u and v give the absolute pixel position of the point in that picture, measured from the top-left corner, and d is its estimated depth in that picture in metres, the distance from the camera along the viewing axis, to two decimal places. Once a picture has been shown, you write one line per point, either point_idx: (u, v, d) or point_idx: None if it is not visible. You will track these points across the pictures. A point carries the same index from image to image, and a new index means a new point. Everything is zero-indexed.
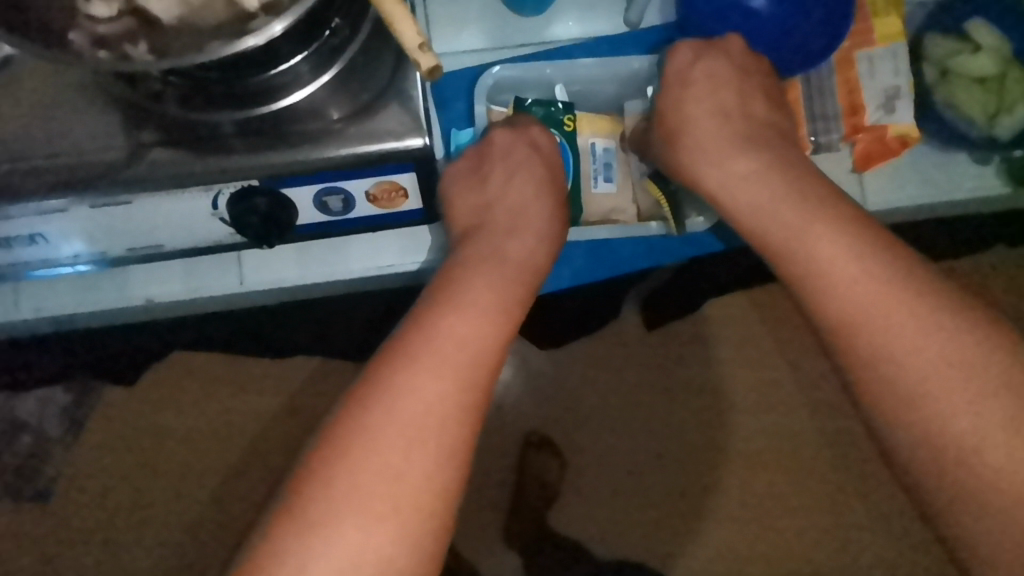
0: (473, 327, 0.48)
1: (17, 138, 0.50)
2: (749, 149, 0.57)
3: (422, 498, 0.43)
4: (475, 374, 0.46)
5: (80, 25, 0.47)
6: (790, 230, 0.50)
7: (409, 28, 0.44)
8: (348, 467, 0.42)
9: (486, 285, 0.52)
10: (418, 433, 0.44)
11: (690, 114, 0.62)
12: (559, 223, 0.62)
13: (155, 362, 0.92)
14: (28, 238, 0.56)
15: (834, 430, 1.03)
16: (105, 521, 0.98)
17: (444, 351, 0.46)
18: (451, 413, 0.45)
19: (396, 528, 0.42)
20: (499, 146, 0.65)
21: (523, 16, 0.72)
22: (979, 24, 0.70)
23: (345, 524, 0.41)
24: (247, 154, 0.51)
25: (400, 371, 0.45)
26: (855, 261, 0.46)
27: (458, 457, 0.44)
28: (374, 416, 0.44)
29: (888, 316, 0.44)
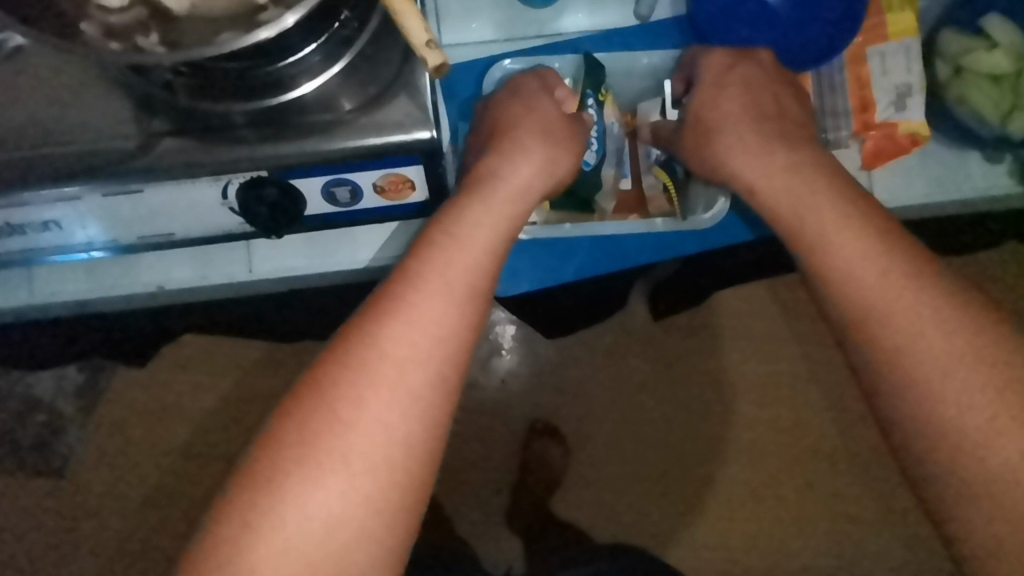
0: (438, 272, 0.46)
1: (29, 124, 0.51)
2: (762, 142, 0.56)
3: (382, 456, 0.41)
4: (437, 321, 0.44)
5: (91, 17, 0.47)
6: (811, 225, 0.50)
7: (417, 25, 0.44)
8: (297, 421, 0.41)
9: (461, 230, 0.50)
10: (370, 383, 0.42)
11: (703, 109, 0.61)
12: (569, 158, 0.59)
13: (165, 343, 0.93)
14: (42, 225, 0.57)
15: (839, 425, 1.03)
16: (113, 502, 0.99)
17: (405, 299, 0.45)
18: (409, 361, 0.43)
19: (347, 482, 0.40)
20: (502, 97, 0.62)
21: (534, 8, 0.71)
22: (995, 20, 0.68)
23: (292, 478, 0.40)
24: (257, 146, 0.51)
25: (367, 323, 0.44)
26: (865, 257, 0.46)
27: (418, 409, 0.42)
28: (328, 367, 0.43)
29: (899, 313, 0.44)
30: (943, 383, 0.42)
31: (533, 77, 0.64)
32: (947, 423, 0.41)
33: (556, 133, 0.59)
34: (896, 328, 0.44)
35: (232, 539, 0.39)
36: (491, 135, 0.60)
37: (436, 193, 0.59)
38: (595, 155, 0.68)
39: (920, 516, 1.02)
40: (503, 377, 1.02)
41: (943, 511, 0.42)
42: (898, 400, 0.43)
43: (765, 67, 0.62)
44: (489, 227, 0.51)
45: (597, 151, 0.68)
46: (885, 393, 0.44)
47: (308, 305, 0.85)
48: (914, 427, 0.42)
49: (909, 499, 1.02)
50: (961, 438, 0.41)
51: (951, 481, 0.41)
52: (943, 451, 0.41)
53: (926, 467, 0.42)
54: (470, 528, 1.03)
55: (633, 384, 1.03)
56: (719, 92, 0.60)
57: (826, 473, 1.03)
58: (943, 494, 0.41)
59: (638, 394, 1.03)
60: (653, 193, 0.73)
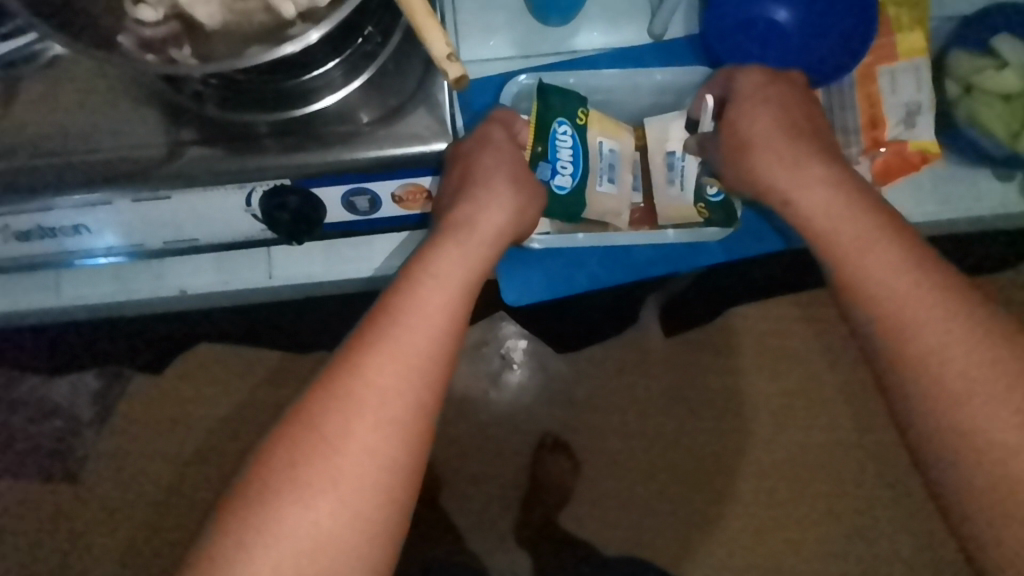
0: (420, 304, 0.47)
1: (61, 133, 0.52)
2: (795, 156, 0.56)
3: (368, 477, 0.42)
4: (419, 350, 0.45)
5: (128, 29, 0.49)
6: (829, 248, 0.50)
7: (438, 38, 0.44)
8: (287, 449, 0.42)
9: (445, 264, 0.51)
10: (356, 409, 0.43)
11: (745, 116, 0.60)
12: (528, 201, 0.59)
13: (180, 352, 0.94)
14: (72, 229, 0.58)
15: (852, 448, 1.03)
16: (130, 507, 1.00)
17: (389, 328, 0.46)
18: (392, 387, 0.44)
19: (336, 503, 0.41)
20: (470, 140, 0.59)
21: (549, 26, 0.72)
22: (1006, 39, 0.70)
23: (284, 501, 0.41)
24: (281, 154, 0.52)
25: (353, 353, 0.45)
26: (895, 268, 0.46)
27: (403, 433, 0.43)
28: (316, 395, 0.44)
29: (922, 324, 0.44)
30: (967, 387, 0.41)
31: (497, 125, 0.63)
32: (963, 430, 0.41)
33: (522, 179, 0.60)
34: (923, 334, 0.43)
35: (229, 561, 0.40)
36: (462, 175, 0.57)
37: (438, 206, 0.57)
38: (571, 178, 0.67)
39: (931, 537, 1.02)
40: (513, 393, 1.03)
41: (959, 517, 0.41)
42: (919, 404, 0.43)
43: (786, 80, 0.63)
44: (470, 261, 0.52)
45: (573, 174, 0.67)
46: (904, 398, 0.44)
47: (323, 316, 0.87)
48: (936, 432, 0.42)
49: (917, 520, 1.02)
50: (981, 449, 0.40)
51: (973, 486, 0.40)
52: (968, 454, 0.41)
53: (947, 472, 0.42)
54: (478, 540, 1.03)
55: (644, 400, 1.03)
56: (756, 101, 0.60)
57: (835, 492, 1.02)
58: (962, 497, 0.41)
59: (649, 409, 1.03)
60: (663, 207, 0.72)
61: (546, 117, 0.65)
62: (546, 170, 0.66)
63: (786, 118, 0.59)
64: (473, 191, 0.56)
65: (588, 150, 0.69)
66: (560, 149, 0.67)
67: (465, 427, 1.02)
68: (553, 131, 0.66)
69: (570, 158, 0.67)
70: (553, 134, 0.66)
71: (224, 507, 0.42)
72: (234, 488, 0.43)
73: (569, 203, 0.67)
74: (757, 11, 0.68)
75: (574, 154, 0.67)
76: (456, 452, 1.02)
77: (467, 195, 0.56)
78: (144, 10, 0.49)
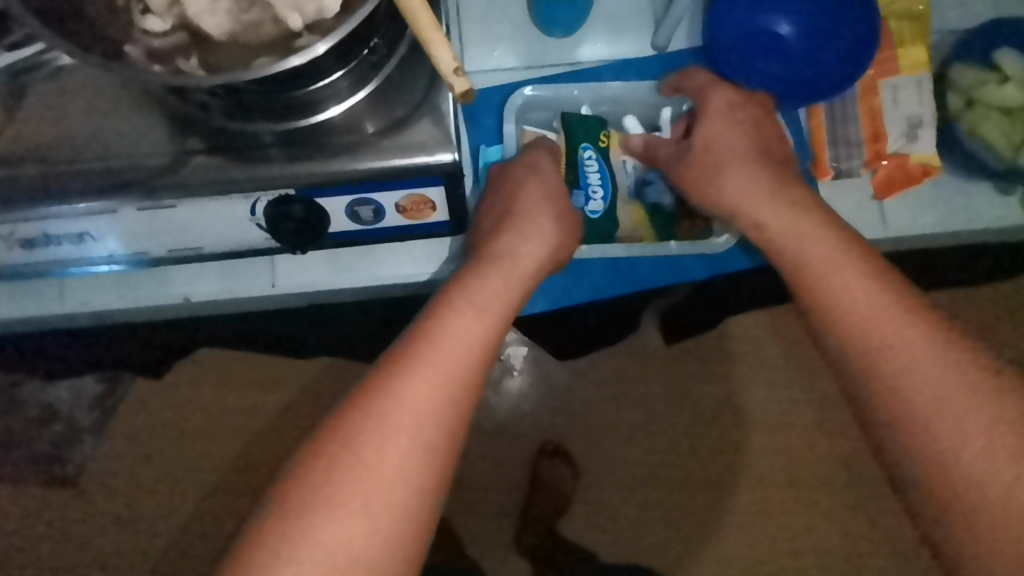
0: (457, 327, 0.48)
1: (65, 141, 0.53)
2: (767, 183, 0.57)
3: (400, 497, 0.42)
4: (456, 373, 0.46)
5: (136, 39, 0.49)
6: (821, 269, 0.50)
7: (445, 54, 0.44)
8: (321, 465, 0.42)
9: (480, 287, 0.51)
10: (393, 428, 0.43)
11: (716, 136, 0.61)
12: (564, 227, 0.60)
13: (181, 357, 0.94)
14: (75, 236, 0.58)
15: (850, 458, 1.03)
16: (128, 510, 1.01)
17: (427, 349, 0.46)
18: (429, 408, 0.44)
19: (369, 522, 0.41)
20: (518, 169, 0.63)
21: (553, 38, 0.73)
22: (1007, 54, 0.70)
23: (318, 518, 0.41)
24: (287, 164, 0.53)
25: (390, 371, 0.45)
26: (869, 293, 0.47)
27: (436, 454, 0.43)
28: (354, 412, 0.44)
29: (899, 344, 0.44)
30: (941, 403, 0.42)
31: (543, 153, 0.65)
32: (941, 452, 0.41)
33: (559, 207, 0.61)
34: (895, 356, 0.44)
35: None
36: (504, 204, 0.60)
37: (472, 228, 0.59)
38: (603, 202, 0.72)
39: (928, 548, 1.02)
40: (513, 401, 1.03)
41: (938, 532, 0.41)
42: (895, 420, 0.43)
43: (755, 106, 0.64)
44: (506, 286, 0.53)
45: (604, 198, 0.72)
46: (879, 413, 0.44)
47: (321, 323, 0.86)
48: (907, 446, 0.42)
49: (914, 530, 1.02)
50: (957, 472, 0.40)
51: (951, 508, 0.40)
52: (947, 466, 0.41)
53: (936, 491, 0.41)
54: (476, 547, 1.03)
55: (643, 408, 1.03)
56: (729, 123, 0.62)
57: (833, 502, 1.03)
58: (941, 510, 0.41)
59: (649, 416, 1.03)
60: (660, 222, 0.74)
61: (571, 146, 0.70)
62: (580, 198, 0.70)
63: (755, 142, 0.60)
64: (513, 222, 0.58)
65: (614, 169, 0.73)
66: (588, 174, 0.71)
67: (465, 434, 1.02)
68: (578, 157, 0.70)
69: (600, 181, 0.71)
70: (580, 162, 0.71)
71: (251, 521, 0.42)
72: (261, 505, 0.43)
73: (603, 225, 0.72)
74: (760, 24, 0.70)
75: (603, 177, 0.71)
76: (455, 458, 1.02)
77: (510, 225, 0.58)
78: (152, 22, 0.50)
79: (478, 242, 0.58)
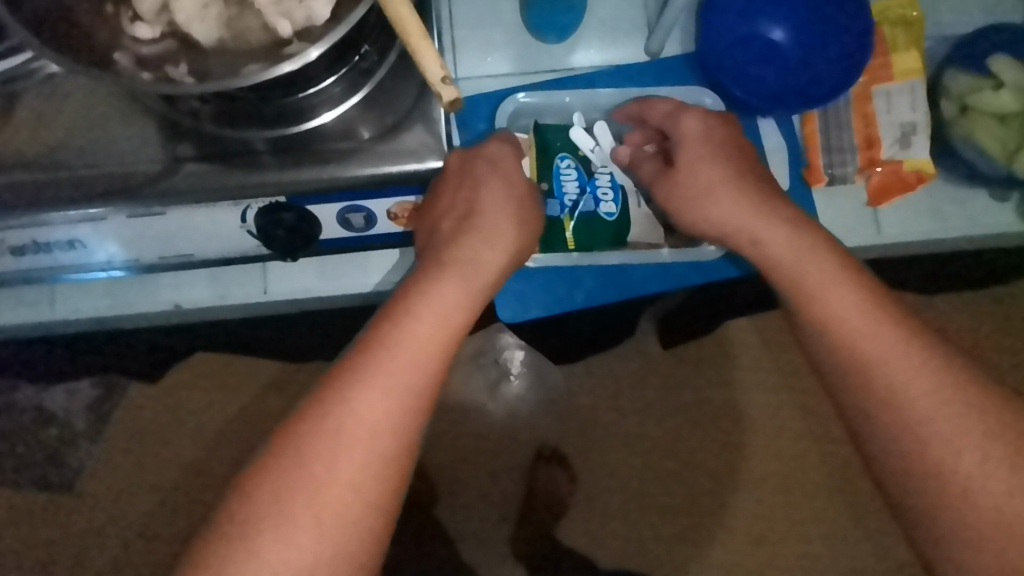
0: (410, 337, 0.46)
1: (55, 148, 0.52)
2: (755, 201, 0.53)
3: (348, 514, 0.42)
4: (407, 387, 0.45)
5: (126, 46, 0.49)
6: (816, 286, 0.48)
7: (433, 62, 0.44)
8: (272, 479, 0.42)
9: (438, 294, 0.49)
10: (342, 443, 0.43)
11: (694, 165, 0.57)
12: (527, 231, 0.56)
13: (174, 363, 0.93)
14: (67, 244, 0.58)
15: (849, 463, 1.03)
16: (122, 517, 0.99)
17: (378, 361, 0.45)
18: (378, 423, 0.43)
19: (315, 539, 0.41)
20: (481, 163, 0.57)
21: (546, 43, 0.73)
22: (1001, 62, 0.70)
23: (266, 534, 0.41)
24: (278, 170, 0.52)
25: (341, 383, 0.44)
26: (867, 312, 0.46)
27: (386, 469, 0.43)
28: (303, 427, 0.43)
29: (899, 360, 0.44)
30: (936, 413, 0.43)
31: (506, 146, 0.60)
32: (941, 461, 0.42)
33: (524, 207, 0.57)
34: (895, 372, 0.44)
35: None
36: (465, 203, 0.55)
37: (433, 225, 0.55)
38: (614, 204, 0.71)
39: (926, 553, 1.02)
40: (510, 402, 1.03)
41: (927, 535, 0.43)
42: (892, 429, 0.43)
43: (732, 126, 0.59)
44: (467, 291, 0.50)
45: (614, 200, 0.71)
46: (874, 423, 0.44)
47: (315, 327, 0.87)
48: (906, 461, 0.43)
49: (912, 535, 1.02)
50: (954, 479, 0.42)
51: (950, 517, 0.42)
52: (938, 473, 0.42)
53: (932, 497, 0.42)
54: (473, 553, 1.02)
55: (641, 412, 1.03)
56: (705, 150, 0.57)
57: (831, 507, 1.02)
58: (933, 514, 0.42)
59: (646, 421, 1.03)
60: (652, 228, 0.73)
61: (550, 153, 0.71)
62: (554, 207, 0.70)
63: (736, 166, 0.56)
64: (475, 223, 0.54)
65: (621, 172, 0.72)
66: (599, 177, 0.71)
67: (461, 439, 1.02)
68: (554, 165, 0.70)
69: (609, 184, 0.71)
70: (558, 170, 0.70)
71: (208, 528, 0.42)
72: (219, 511, 0.43)
73: (616, 229, 0.71)
74: (753, 30, 0.70)
75: (612, 180, 0.71)
76: (452, 463, 1.02)
77: (472, 227, 0.54)
78: (142, 29, 0.50)
79: (432, 240, 0.54)
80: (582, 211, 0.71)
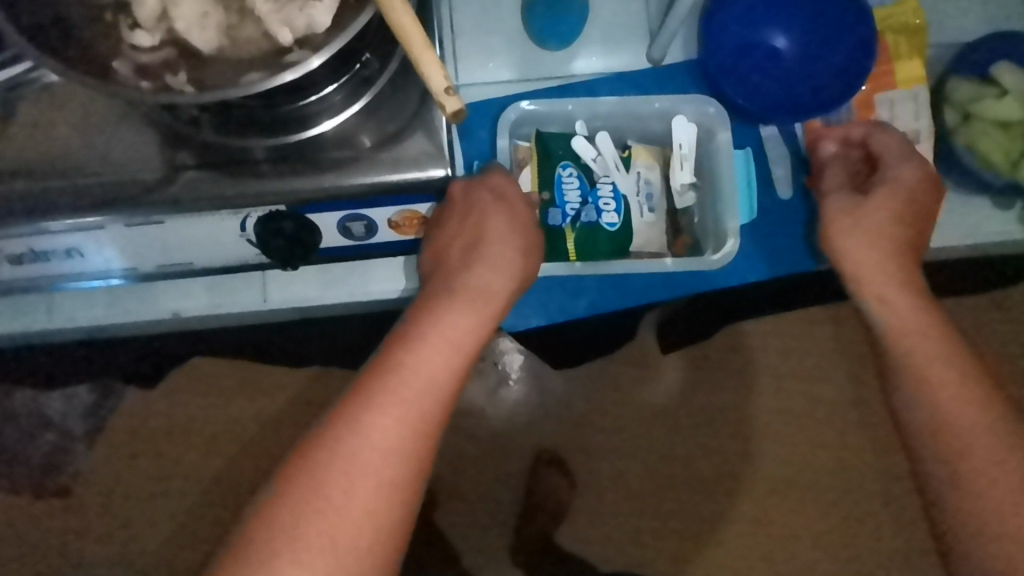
0: (422, 362, 0.47)
1: (54, 156, 0.52)
2: (889, 256, 0.57)
3: (364, 537, 0.42)
4: (421, 410, 0.45)
5: (124, 54, 0.48)
6: (914, 340, 0.53)
7: (435, 72, 0.44)
8: (288, 505, 0.42)
9: (450, 320, 0.50)
10: (357, 468, 0.43)
11: (866, 214, 0.60)
12: (532, 258, 0.58)
13: (175, 366, 0.92)
14: (65, 252, 0.58)
15: (850, 469, 1.02)
16: (115, 525, 0.96)
17: (392, 386, 0.45)
18: (393, 447, 0.44)
19: (332, 562, 0.41)
20: (483, 193, 0.58)
21: (548, 50, 0.72)
22: (1004, 68, 0.69)
23: (282, 559, 0.40)
24: (278, 179, 0.52)
25: (355, 407, 0.44)
26: (942, 363, 0.51)
27: (400, 492, 0.43)
28: (318, 452, 0.43)
29: (965, 413, 0.49)
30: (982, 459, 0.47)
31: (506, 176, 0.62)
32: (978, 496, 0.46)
33: (529, 235, 0.58)
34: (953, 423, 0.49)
35: None
36: (469, 233, 0.56)
37: (437, 256, 0.57)
38: (617, 214, 0.70)
39: (927, 556, 1.02)
40: (510, 407, 1.01)
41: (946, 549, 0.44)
42: None
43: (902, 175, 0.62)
44: (475, 317, 0.51)
45: (617, 210, 0.70)
46: None
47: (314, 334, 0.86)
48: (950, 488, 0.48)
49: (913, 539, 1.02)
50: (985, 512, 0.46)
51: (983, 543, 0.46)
52: (982, 483, 0.47)
53: None
54: (475, 558, 1.01)
55: (642, 417, 1.03)
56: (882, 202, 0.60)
57: (833, 510, 1.02)
58: None
59: (648, 425, 1.03)
60: (657, 239, 0.72)
61: (551, 162, 0.70)
62: (556, 215, 0.70)
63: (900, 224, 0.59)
64: (482, 251, 0.56)
65: (624, 182, 0.72)
66: (601, 187, 0.71)
67: (462, 443, 1.01)
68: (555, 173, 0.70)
69: (612, 196, 0.71)
70: (559, 180, 0.70)
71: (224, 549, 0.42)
72: (233, 536, 0.42)
73: (619, 239, 0.70)
74: (755, 38, 0.71)
75: (614, 190, 0.71)
76: (453, 467, 1.01)
77: (479, 255, 0.55)
78: (141, 36, 0.49)
79: (441, 271, 0.55)
80: (584, 222, 0.70)
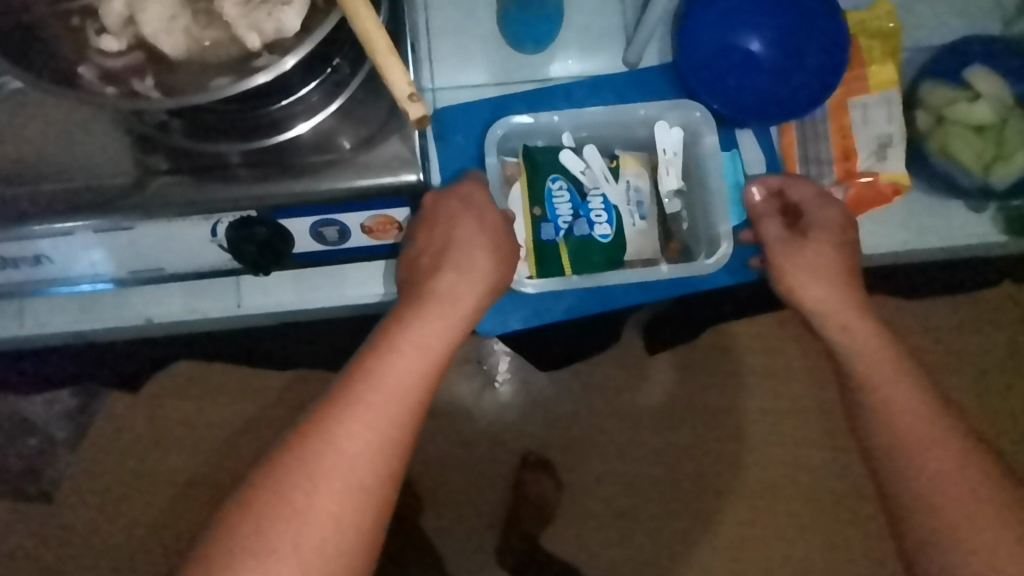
0: (392, 369, 0.46)
1: (23, 162, 0.51)
2: (843, 292, 0.58)
3: (329, 542, 0.41)
4: (389, 417, 0.45)
5: (90, 59, 0.48)
6: (876, 372, 0.53)
7: (399, 78, 0.43)
8: (254, 512, 0.42)
9: (422, 327, 0.49)
10: (324, 474, 0.42)
11: (811, 253, 0.60)
12: (504, 265, 0.57)
13: (158, 370, 0.92)
14: (34, 259, 0.57)
15: (833, 470, 1.03)
16: (97, 531, 0.96)
17: (361, 394, 0.45)
18: (360, 453, 0.43)
19: (297, 568, 0.41)
20: (452, 203, 0.58)
21: (524, 54, 0.72)
22: (979, 73, 0.71)
23: (246, 565, 0.40)
24: (251, 183, 0.52)
25: (323, 414, 0.44)
26: (905, 393, 0.51)
27: (368, 498, 0.43)
28: (285, 459, 0.43)
29: (931, 437, 0.49)
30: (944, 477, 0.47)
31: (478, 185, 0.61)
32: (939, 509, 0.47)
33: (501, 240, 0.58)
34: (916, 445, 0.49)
35: None
36: (441, 240, 0.56)
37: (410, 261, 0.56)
38: (608, 225, 0.71)
39: None
40: (496, 409, 1.01)
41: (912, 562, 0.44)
42: None
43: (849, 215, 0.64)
44: (446, 324, 0.51)
45: (608, 221, 0.71)
46: None
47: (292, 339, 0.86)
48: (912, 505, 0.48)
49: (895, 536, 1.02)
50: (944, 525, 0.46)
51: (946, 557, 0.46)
52: (946, 497, 0.47)
53: None
54: (460, 560, 1.01)
55: (626, 419, 1.03)
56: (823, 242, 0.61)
57: (816, 509, 1.03)
58: None
59: (631, 427, 1.03)
60: (646, 248, 0.72)
61: (540, 176, 0.71)
62: (547, 229, 0.71)
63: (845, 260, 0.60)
64: (451, 256, 0.55)
65: (614, 194, 0.72)
66: (592, 200, 0.72)
67: (445, 445, 1.01)
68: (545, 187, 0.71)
69: (602, 207, 0.72)
70: (548, 195, 0.71)
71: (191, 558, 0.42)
72: (195, 547, 0.42)
73: (612, 250, 0.71)
74: (732, 41, 0.72)
75: (604, 202, 0.72)
76: (438, 470, 1.01)
77: (447, 261, 0.54)
78: (107, 41, 0.48)
79: (412, 279, 0.55)
80: (577, 235, 0.71)
